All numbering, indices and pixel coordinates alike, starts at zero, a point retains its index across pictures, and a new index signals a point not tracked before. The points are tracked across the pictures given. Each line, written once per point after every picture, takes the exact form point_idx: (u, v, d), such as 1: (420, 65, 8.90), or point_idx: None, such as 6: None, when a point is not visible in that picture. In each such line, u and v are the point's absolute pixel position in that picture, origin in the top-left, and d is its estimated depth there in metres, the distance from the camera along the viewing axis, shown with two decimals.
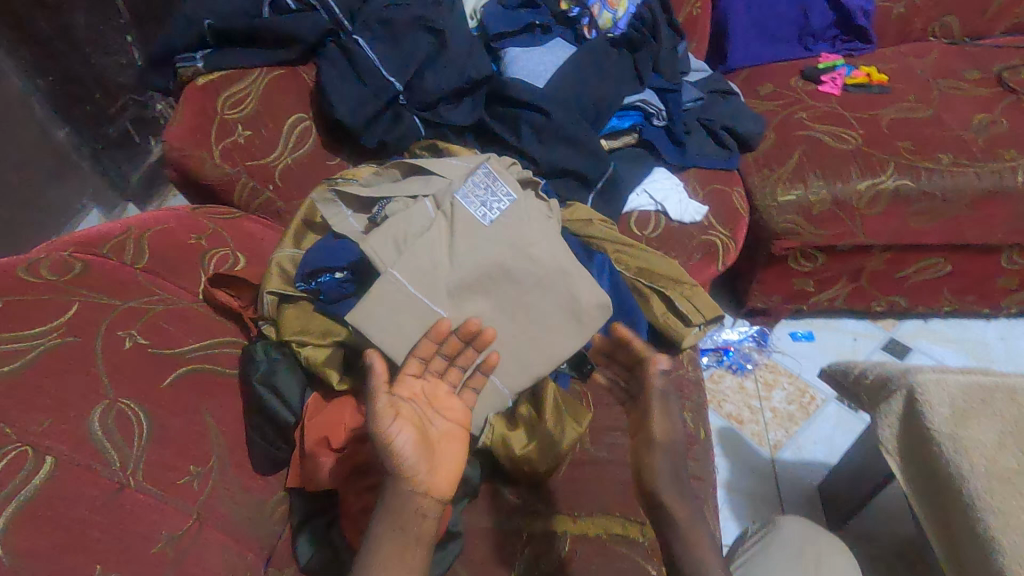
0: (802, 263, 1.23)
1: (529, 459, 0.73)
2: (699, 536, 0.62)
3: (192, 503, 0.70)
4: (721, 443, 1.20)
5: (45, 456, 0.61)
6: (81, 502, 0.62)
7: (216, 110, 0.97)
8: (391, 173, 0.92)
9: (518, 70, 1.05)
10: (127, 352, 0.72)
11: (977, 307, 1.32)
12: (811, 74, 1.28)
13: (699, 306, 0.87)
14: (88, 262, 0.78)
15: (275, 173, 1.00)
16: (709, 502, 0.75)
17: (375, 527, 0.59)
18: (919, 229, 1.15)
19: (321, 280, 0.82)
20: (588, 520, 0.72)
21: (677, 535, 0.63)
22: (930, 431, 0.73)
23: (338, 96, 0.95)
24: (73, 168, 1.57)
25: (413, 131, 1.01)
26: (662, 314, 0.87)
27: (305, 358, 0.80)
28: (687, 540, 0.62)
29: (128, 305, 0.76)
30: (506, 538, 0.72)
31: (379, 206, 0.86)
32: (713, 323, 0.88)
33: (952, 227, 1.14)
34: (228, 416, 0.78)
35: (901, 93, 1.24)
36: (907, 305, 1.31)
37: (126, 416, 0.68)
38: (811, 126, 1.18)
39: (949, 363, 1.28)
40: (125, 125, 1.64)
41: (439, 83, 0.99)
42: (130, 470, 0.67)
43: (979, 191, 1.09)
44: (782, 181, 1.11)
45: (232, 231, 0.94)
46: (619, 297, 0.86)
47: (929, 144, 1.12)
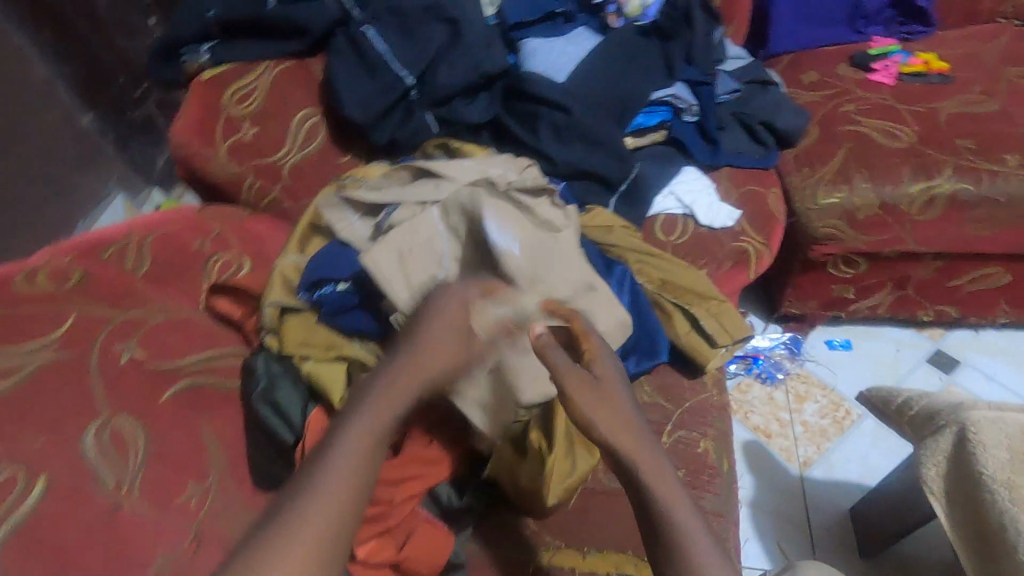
0: (842, 270, 1.14)
1: (536, 493, 0.69)
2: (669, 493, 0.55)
3: (190, 522, 0.66)
4: (746, 458, 1.14)
5: (37, 477, 0.58)
6: (73, 524, 0.58)
7: (221, 107, 0.93)
8: (399, 176, 0.87)
9: (536, 63, 0.97)
10: (124, 366, 0.70)
11: None
12: (862, 61, 1.18)
13: (724, 325, 0.82)
14: (88, 269, 0.77)
15: (282, 172, 0.96)
16: (729, 542, 0.70)
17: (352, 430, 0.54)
18: (978, 236, 1.05)
19: (323, 291, 0.80)
20: (598, 556, 0.69)
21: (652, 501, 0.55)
22: (984, 477, 0.66)
23: (348, 92, 0.91)
24: (101, 154, 1.50)
25: (425, 128, 0.96)
26: (685, 335, 0.81)
27: (305, 372, 0.76)
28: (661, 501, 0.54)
29: (125, 316, 0.74)
30: (511, 570, 0.69)
31: (385, 212, 0.82)
32: (740, 342, 0.83)
33: (1014, 234, 1.04)
34: (228, 431, 0.75)
35: (964, 83, 1.12)
36: (957, 316, 1.21)
37: (122, 434, 0.65)
38: (859, 120, 1.07)
39: (1001, 380, 1.19)
40: (149, 108, 1.55)
41: (452, 76, 0.93)
42: (124, 489, 0.63)
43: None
44: (824, 183, 1.02)
45: (237, 233, 0.91)
46: (641, 318, 0.79)
47: (995, 142, 1.01)
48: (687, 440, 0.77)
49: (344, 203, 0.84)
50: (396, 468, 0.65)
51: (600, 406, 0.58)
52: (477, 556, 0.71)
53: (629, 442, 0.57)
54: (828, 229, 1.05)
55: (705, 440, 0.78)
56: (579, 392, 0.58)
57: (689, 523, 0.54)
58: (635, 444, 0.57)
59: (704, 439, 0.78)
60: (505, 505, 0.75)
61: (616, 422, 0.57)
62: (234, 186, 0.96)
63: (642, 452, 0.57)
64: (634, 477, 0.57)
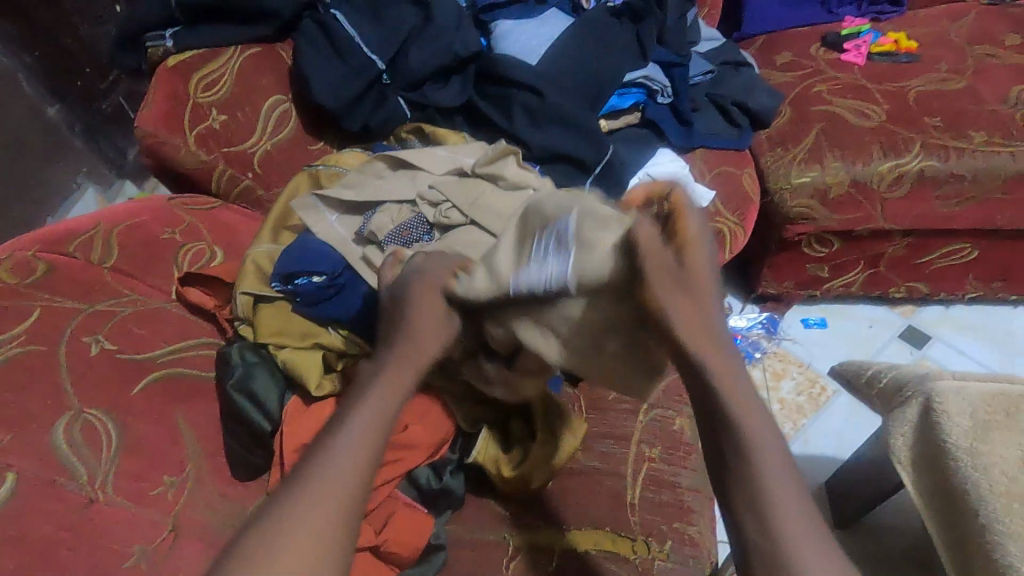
0: (816, 249, 1.16)
1: (519, 480, 0.70)
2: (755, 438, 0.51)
3: (168, 514, 0.66)
4: None
5: (7, 472, 0.57)
6: (45, 519, 0.57)
7: (188, 93, 0.91)
8: (373, 167, 0.87)
9: (509, 45, 0.97)
10: (94, 358, 0.69)
11: (1004, 294, 1.24)
12: (833, 41, 1.19)
13: None
14: (53, 262, 0.75)
15: (253, 160, 0.95)
16: (706, 518, 0.72)
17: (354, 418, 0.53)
18: (945, 213, 1.07)
19: (298, 282, 0.78)
20: (577, 534, 0.70)
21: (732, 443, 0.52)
22: (947, 444, 0.68)
23: (318, 77, 0.90)
24: (67, 147, 1.46)
25: (398, 113, 0.95)
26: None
27: (281, 361, 0.77)
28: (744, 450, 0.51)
29: (94, 309, 0.73)
30: (492, 550, 0.70)
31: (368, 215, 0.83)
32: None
33: (980, 210, 1.06)
34: (204, 422, 0.74)
35: (932, 62, 1.14)
36: (928, 292, 1.24)
37: (94, 427, 0.65)
38: (831, 100, 1.09)
39: (969, 353, 1.22)
40: (119, 99, 1.51)
41: (424, 60, 0.92)
42: (99, 483, 0.62)
43: (1012, 173, 1.01)
44: (797, 163, 1.03)
45: (209, 223, 0.90)
46: None
47: (962, 119, 1.03)
48: (663, 417, 0.78)
49: (319, 199, 0.84)
50: None
51: (690, 307, 0.52)
52: (458, 538, 0.71)
53: (719, 364, 0.54)
54: (801, 209, 1.07)
55: (681, 417, 0.79)
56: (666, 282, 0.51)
57: (775, 469, 0.50)
58: (725, 364, 0.54)
59: (680, 417, 0.79)
60: (486, 489, 0.75)
61: (711, 336, 0.54)
62: (205, 174, 0.94)
63: (731, 377, 0.54)
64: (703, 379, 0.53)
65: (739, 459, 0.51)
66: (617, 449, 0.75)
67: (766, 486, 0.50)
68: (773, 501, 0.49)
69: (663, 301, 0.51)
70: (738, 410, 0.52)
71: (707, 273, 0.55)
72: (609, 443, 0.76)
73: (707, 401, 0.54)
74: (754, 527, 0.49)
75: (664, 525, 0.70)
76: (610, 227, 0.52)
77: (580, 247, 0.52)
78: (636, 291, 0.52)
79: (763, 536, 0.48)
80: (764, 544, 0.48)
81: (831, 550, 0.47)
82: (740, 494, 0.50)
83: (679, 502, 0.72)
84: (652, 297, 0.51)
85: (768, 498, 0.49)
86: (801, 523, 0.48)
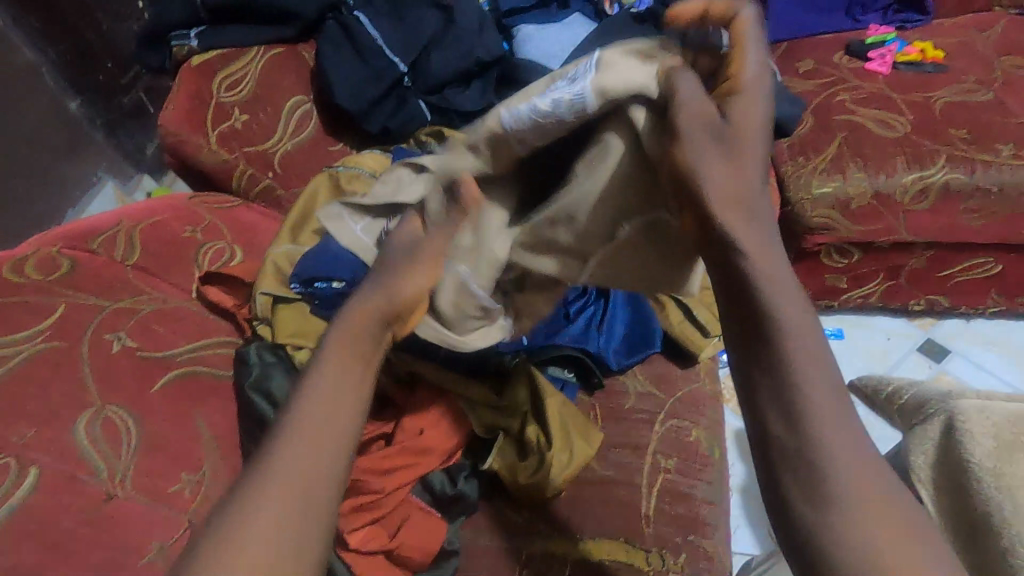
0: (835, 259, 1.15)
1: (535, 487, 0.70)
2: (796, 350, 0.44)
3: (185, 511, 0.66)
4: (738, 445, 1.15)
5: (30, 467, 0.58)
6: (66, 514, 0.58)
7: (212, 93, 0.91)
8: (398, 175, 0.71)
9: (530, 49, 0.97)
10: (115, 355, 0.70)
11: None
12: (857, 50, 1.17)
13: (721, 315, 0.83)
14: (77, 258, 0.76)
15: (273, 160, 0.95)
16: (720, 531, 0.72)
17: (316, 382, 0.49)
18: (968, 227, 1.05)
19: (318, 286, 0.80)
20: (591, 544, 0.69)
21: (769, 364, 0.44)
22: (970, 464, 0.67)
23: (340, 79, 0.90)
24: (89, 141, 1.47)
25: (418, 116, 0.95)
26: (678, 324, 0.82)
27: (300, 362, 0.77)
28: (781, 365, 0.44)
29: (116, 306, 0.74)
30: (505, 558, 0.70)
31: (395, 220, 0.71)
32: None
33: (1005, 223, 1.04)
34: (221, 420, 0.75)
35: (959, 72, 1.12)
36: (948, 305, 1.22)
37: (114, 423, 0.65)
38: (854, 109, 1.07)
39: (989, 369, 1.20)
40: (139, 94, 1.54)
41: (445, 63, 0.92)
42: (118, 479, 0.63)
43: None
44: (818, 173, 1.02)
45: (228, 222, 0.91)
46: (636, 306, 0.83)
47: (989, 132, 1.01)
48: (679, 428, 0.78)
49: (342, 207, 0.75)
50: (389, 456, 0.66)
51: (727, 167, 0.46)
52: (471, 544, 0.71)
53: (759, 263, 0.46)
54: (822, 219, 1.06)
55: (697, 429, 0.78)
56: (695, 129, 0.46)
57: (828, 411, 0.43)
58: (768, 264, 0.46)
59: (697, 428, 0.78)
60: (499, 495, 0.75)
61: (745, 214, 0.46)
62: (226, 174, 0.95)
63: (774, 285, 0.45)
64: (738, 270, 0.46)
65: (779, 395, 0.44)
66: (632, 459, 0.75)
67: (814, 421, 0.42)
68: (824, 443, 0.42)
69: (695, 159, 0.46)
70: (782, 324, 0.45)
71: (744, 135, 0.48)
72: (624, 453, 0.76)
73: (749, 314, 0.45)
74: (798, 471, 0.42)
75: (678, 537, 0.70)
76: (642, 70, 0.50)
77: (596, 76, 0.50)
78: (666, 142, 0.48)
79: (805, 482, 0.42)
80: (804, 489, 0.42)
81: (892, 513, 0.40)
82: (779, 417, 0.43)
83: (694, 515, 0.71)
84: (685, 154, 0.46)
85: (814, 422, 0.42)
86: (854, 469, 0.41)
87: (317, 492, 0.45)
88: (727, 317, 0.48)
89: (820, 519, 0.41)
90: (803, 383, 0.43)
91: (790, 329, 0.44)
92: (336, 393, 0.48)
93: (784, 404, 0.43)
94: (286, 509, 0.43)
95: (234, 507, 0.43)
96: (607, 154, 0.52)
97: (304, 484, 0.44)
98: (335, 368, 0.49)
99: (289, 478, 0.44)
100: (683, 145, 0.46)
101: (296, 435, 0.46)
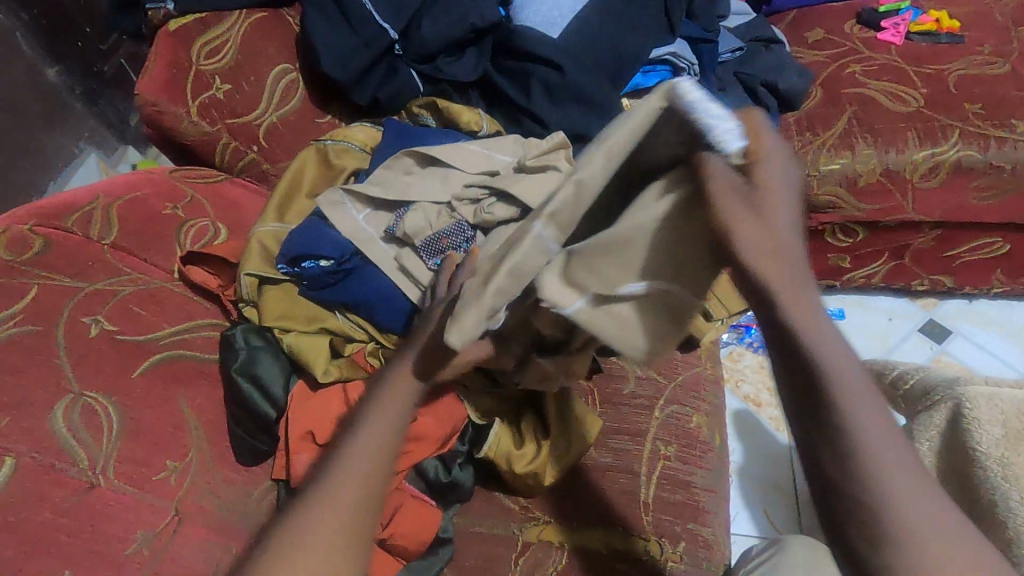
0: (839, 238, 1.12)
1: (533, 476, 0.68)
2: (853, 418, 0.44)
3: (171, 500, 0.64)
4: (735, 426, 1.14)
5: (4, 457, 0.56)
6: (45, 505, 0.56)
7: (190, 60, 0.86)
8: (401, 164, 0.80)
9: (529, 15, 0.91)
10: (93, 340, 0.67)
11: None
12: (870, 19, 1.12)
13: (722, 297, 0.79)
14: (50, 237, 0.72)
15: (258, 133, 0.91)
16: (719, 518, 0.70)
17: (366, 415, 0.54)
18: (978, 206, 1.03)
19: (305, 265, 0.75)
20: (587, 532, 0.68)
21: (827, 437, 0.45)
22: (978, 452, 0.68)
23: (326, 46, 0.85)
24: (67, 111, 1.41)
25: (410, 86, 0.91)
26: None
27: (288, 346, 0.74)
28: (844, 439, 0.44)
29: (94, 287, 0.70)
30: (500, 545, 0.68)
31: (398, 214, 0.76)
32: (736, 316, 0.80)
33: (1016, 203, 1.01)
34: (207, 405, 0.72)
35: (974, 42, 1.07)
36: (952, 285, 1.20)
37: (93, 410, 0.62)
38: (865, 82, 1.03)
39: (991, 351, 1.19)
40: (120, 61, 1.47)
41: (437, 29, 0.87)
42: (99, 468, 0.60)
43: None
44: (827, 148, 0.98)
45: (212, 198, 0.87)
46: None
47: (1005, 107, 0.98)
48: (679, 414, 0.76)
49: (346, 196, 0.78)
50: None
51: (756, 227, 0.45)
52: (464, 531, 0.70)
53: (803, 319, 0.46)
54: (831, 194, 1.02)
55: (697, 414, 0.76)
56: (733, 205, 0.45)
57: (888, 465, 0.43)
58: (813, 315, 0.46)
59: (697, 413, 0.77)
60: (495, 483, 0.73)
61: (791, 273, 0.46)
62: (208, 147, 0.90)
63: (817, 333, 0.46)
64: (800, 343, 0.46)
65: (829, 440, 0.44)
66: (632, 446, 0.73)
67: (875, 474, 0.43)
68: (890, 505, 0.42)
69: (725, 207, 0.45)
70: (829, 376, 0.45)
71: (785, 185, 0.47)
72: (623, 439, 0.74)
73: (797, 371, 0.46)
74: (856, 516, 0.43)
75: (677, 526, 0.68)
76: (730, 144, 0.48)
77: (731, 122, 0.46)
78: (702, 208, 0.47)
79: (865, 522, 0.42)
80: (876, 549, 0.42)
81: (969, 551, 0.41)
82: (852, 495, 0.43)
83: (692, 502, 0.70)
84: (717, 207, 0.45)
85: (881, 484, 0.43)
86: (917, 505, 0.42)
87: (360, 529, 0.48)
88: (776, 363, 0.47)
89: (887, 555, 0.41)
90: (859, 428, 0.44)
91: (837, 387, 0.45)
92: (388, 440, 0.52)
93: (838, 445, 0.44)
94: (346, 534, 0.47)
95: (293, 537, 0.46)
96: (651, 213, 0.49)
97: (359, 505, 0.49)
98: (386, 407, 0.54)
99: (339, 512, 0.48)
100: (715, 205, 0.45)
101: (351, 463, 0.50)
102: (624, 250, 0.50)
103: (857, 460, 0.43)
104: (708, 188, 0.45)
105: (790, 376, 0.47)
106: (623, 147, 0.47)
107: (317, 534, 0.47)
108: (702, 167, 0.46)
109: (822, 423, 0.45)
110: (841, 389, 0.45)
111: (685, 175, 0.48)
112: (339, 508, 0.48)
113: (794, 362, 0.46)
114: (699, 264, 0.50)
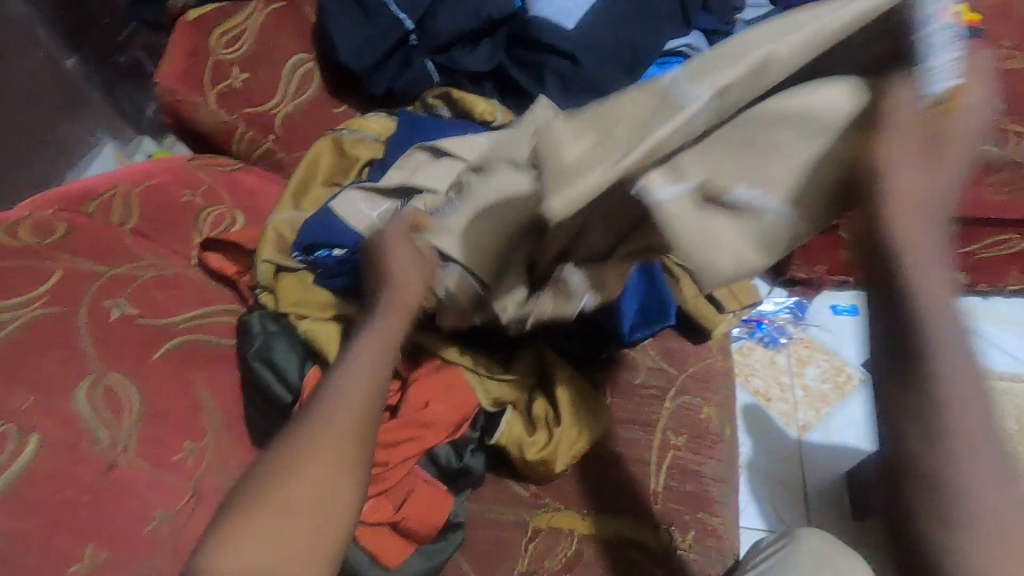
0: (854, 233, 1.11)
1: (545, 462, 0.68)
2: (947, 391, 0.39)
3: (189, 480, 0.65)
4: (745, 420, 1.14)
5: (30, 435, 0.57)
6: (69, 482, 0.57)
7: (209, 49, 0.87)
8: (414, 158, 0.79)
9: (542, 7, 0.90)
10: (114, 323, 0.68)
11: None
12: None
13: (734, 290, 0.81)
14: (72, 222, 0.74)
15: (274, 122, 0.91)
16: (728, 508, 0.71)
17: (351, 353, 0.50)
18: (995, 202, 1.02)
19: (319, 254, 0.77)
20: (597, 519, 0.69)
21: (914, 406, 0.39)
22: None
23: (342, 36, 0.86)
24: (85, 101, 1.43)
25: (425, 76, 0.91)
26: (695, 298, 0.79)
27: (303, 331, 0.74)
28: (931, 412, 0.39)
29: (115, 272, 0.71)
30: (510, 531, 0.69)
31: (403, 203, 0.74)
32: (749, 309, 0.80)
33: None
34: (224, 389, 0.74)
35: None
36: (966, 282, 1.19)
37: (114, 391, 0.64)
38: None
39: (1005, 348, 1.18)
40: (137, 52, 1.47)
41: (453, 20, 0.88)
42: (120, 448, 0.62)
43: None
44: None
45: (229, 186, 0.88)
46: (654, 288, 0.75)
47: None
48: (689, 405, 0.76)
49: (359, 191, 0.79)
50: (394, 428, 0.65)
51: (919, 174, 0.40)
52: (475, 516, 0.71)
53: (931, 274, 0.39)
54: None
55: (707, 405, 0.77)
56: (902, 141, 0.40)
57: (972, 444, 0.38)
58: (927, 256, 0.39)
59: (707, 404, 0.77)
60: (506, 470, 0.74)
61: (926, 224, 0.40)
62: (225, 136, 0.91)
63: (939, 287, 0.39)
64: (909, 300, 0.39)
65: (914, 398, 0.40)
66: (642, 436, 0.74)
67: (954, 456, 0.38)
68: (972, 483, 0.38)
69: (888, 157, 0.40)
70: (926, 334, 0.39)
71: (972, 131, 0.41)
72: (633, 428, 0.74)
73: (894, 325, 0.40)
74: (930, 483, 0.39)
75: (685, 515, 0.69)
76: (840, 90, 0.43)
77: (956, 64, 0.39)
78: (860, 138, 0.42)
79: (935, 494, 0.38)
80: (942, 529, 0.38)
81: None
82: (929, 475, 0.39)
83: (702, 492, 0.71)
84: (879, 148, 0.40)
85: (962, 464, 0.38)
86: (995, 492, 0.38)
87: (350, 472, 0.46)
88: (881, 322, 0.41)
89: (938, 534, 0.38)
90: (952, 402, 0.38)
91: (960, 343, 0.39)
92: (372, 385, 0.49)
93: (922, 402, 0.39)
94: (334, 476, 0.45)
95: (276, 480, 0.44)
96: (829, 109, 0.43)
97: (349, 442, 0.46)
98: (367, 349, 0.50)
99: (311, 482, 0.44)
100: (879, 141, 0.40)
101: (334, 414, 0.47)
102: (769, 154, 0.45)
103: (941, 436, 0.38)
104: (882, 122, 0.40)
105: (885, 334, 0.41)
106: (833, 32, 0.42)
107: (305, 483, 0.44)
108: (886, 98, 0.40)
109: (906, 389, 0.40)
110: (946, 348, 0.39)
111: (856, 84, 0.43)
112: (325, 450, 0.45)
113: (890, 311, 0.41)
114: (821, 193, 0.44)
